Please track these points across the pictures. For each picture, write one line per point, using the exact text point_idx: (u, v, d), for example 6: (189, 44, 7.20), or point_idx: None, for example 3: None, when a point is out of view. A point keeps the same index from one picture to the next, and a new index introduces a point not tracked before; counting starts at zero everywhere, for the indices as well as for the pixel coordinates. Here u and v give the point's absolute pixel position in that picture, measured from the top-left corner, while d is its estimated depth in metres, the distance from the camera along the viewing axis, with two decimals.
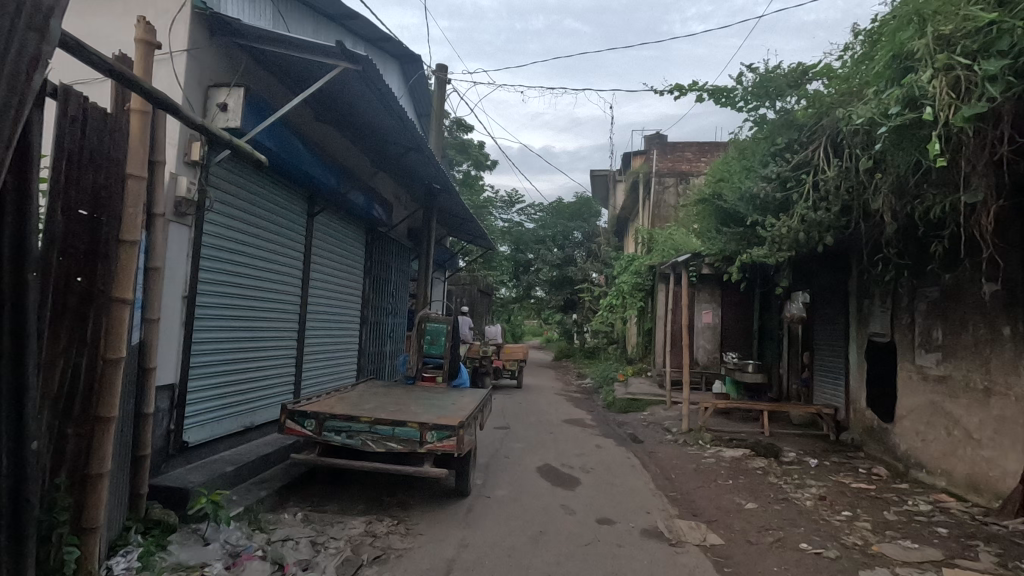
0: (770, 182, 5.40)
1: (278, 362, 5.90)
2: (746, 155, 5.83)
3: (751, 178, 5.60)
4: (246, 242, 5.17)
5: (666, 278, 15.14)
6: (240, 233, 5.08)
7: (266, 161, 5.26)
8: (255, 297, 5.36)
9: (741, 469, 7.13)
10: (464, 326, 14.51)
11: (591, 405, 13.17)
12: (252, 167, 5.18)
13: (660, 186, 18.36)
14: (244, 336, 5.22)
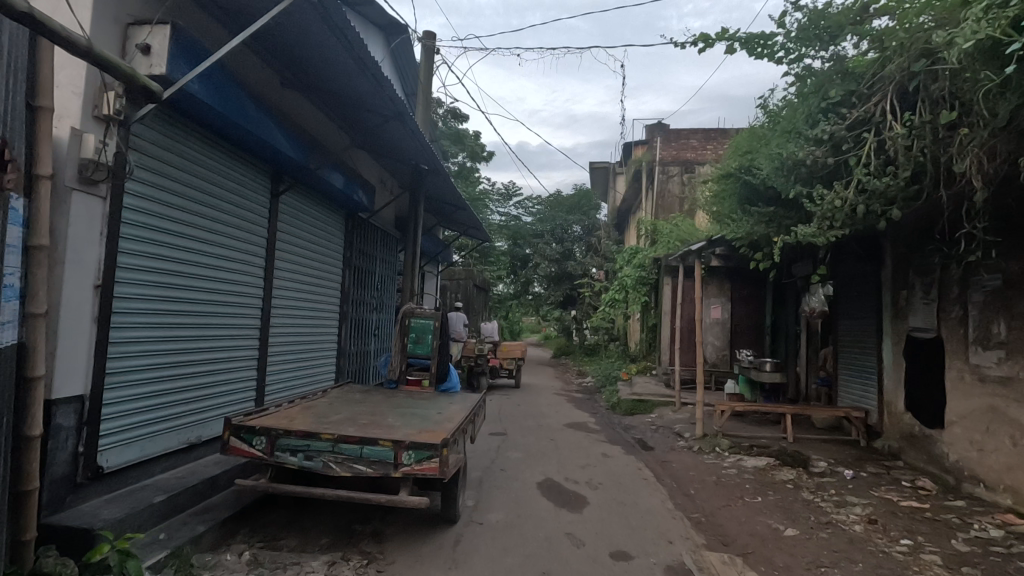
0: (817, 147, 4.62)
1: (231, 364, 5.04)
2: (785, 120, 5.05)
3: (794, 143, 4.82)
4: (185, 221, 4.31)
5: (672, 271, 14.31)
6: (176, 209, 4.21)
7: (209, 124, 4.39)
8: (197, 287, 4.50)
9: (769, 483, 6.31)
10: (458, 322, 13.69)
11: (594, 407, 12.35)
12: (190, 131, 4.31)
13: (664, 175, 17.52)
14: (185, 334, 4.36)
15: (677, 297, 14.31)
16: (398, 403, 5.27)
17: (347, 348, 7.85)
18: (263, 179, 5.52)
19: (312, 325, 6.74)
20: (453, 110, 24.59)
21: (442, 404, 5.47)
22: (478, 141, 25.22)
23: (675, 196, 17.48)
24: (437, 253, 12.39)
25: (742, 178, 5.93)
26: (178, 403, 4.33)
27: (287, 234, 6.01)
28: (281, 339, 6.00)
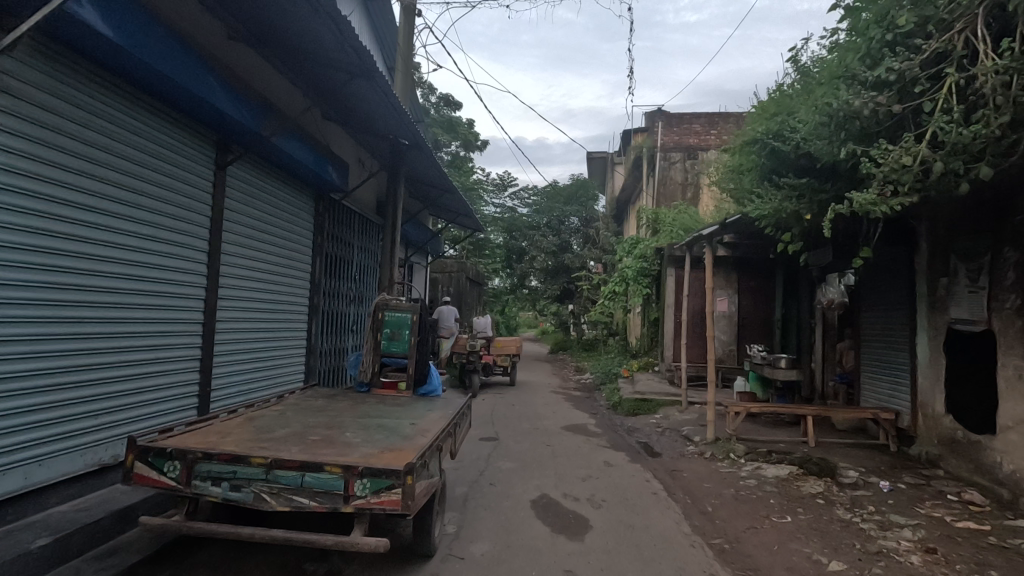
0: (879, 93, 4.11)
1: (151, 361, 4.27)
2: (833, 69, 4.52)
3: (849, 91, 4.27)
4: (74, 182, 3.53)
5: (675, 261, 13.52)
6: (59, 168, 3.44)
7: (111, 65, 3.60)
8: (95, 265, 3.73)
9: (795, 496, 5.54)
10: (449, 316, 12.90)
11: (594, 406, 11.56)
12: (79, 73, 3.52)
13: (665, 162, 16.71)
14: (77, 324, 3.58)
15: (681, 289, 13.52)
16: (366, 411, 4.46)
17: (320, 345, 7.08)
18: (200, 145, 4.75)
19: (274, 318, 6.01)
20: (445, 97, 23.78)
21: (418, 411, 4.66)
22: (472, 129, 24.38)
23: (678, 183, 16.67)
24: (425, 243, 11.55)
25: (769, 146, 5.14)
26: (74, 408, 3.58)
27: (236, 213, 5.27)
28: (233, 332, 5.27)
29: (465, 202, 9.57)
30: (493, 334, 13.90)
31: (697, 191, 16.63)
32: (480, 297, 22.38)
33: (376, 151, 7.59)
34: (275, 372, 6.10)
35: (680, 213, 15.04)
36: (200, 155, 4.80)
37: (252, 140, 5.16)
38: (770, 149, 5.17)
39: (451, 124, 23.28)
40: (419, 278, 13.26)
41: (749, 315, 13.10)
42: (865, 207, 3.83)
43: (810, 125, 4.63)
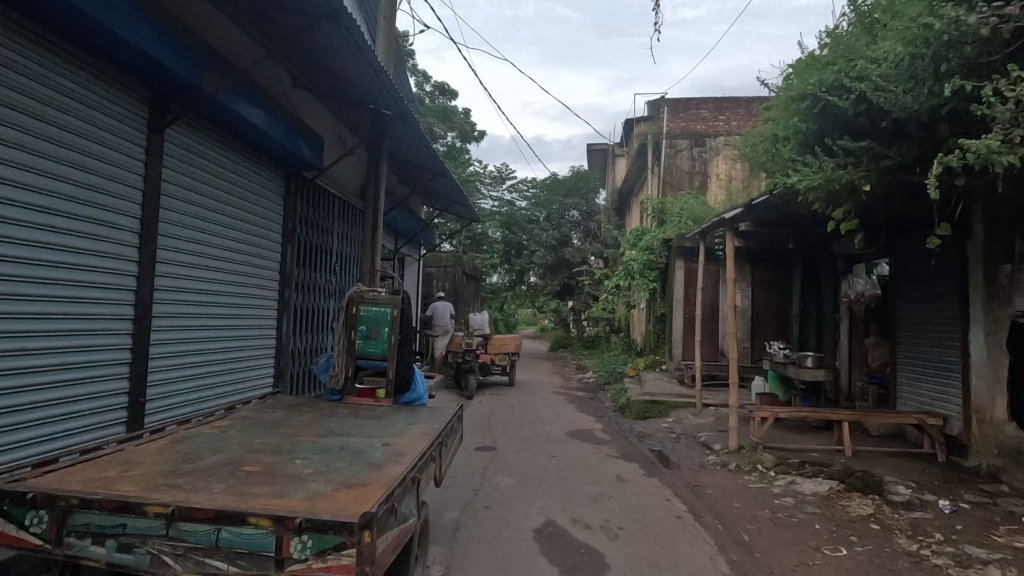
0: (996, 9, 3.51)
1: (61, 366, 3.43)
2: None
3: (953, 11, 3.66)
4: None
5: (684, 253, 12.70)
6: None
7: None
8: None
9: (844, 520, 4.73)
10: (444, 312, 12.18)
11: (599, 408, 10.75)
12: None
13: (671, 149, 15.90)
14: None
15: (690, 282, 12.69)
16: (330, 425, 3.62)
17: (291, 345, 6.26)
18: (129, 101, 3.92)
19: (231, 314, 5.19)
20: (441, 86, 22.91)
21: (397, 424, 3.82)
22: (469, 119, 23.54)
23: (684, 172, 15.86)
24: (415, 233, 10.71)
25: (825, 98, 4.58)
26: None
27: (181, 187, 4.45)
28: (175, 331, 4.45)
29: (456, 186, 8.77)
30: (491, 332, 13.05)
31: (704, 180, 15.81)
32: (478, 293, 21.58)
33: (353, 122, 6.76)
34: (234, 378, 5.27)
35: (687, 203, 14.22)
36: (131, 114, 3.97)
37: (198, 100, 4.33)
38: (825, 104, 4.60)
39: (446, 113, 22.71)
40: (410, 272, 12.49)
41: (763, 310, 12.29)
42: (989, 157, 3.34)
43: (893, 59, 4.08)
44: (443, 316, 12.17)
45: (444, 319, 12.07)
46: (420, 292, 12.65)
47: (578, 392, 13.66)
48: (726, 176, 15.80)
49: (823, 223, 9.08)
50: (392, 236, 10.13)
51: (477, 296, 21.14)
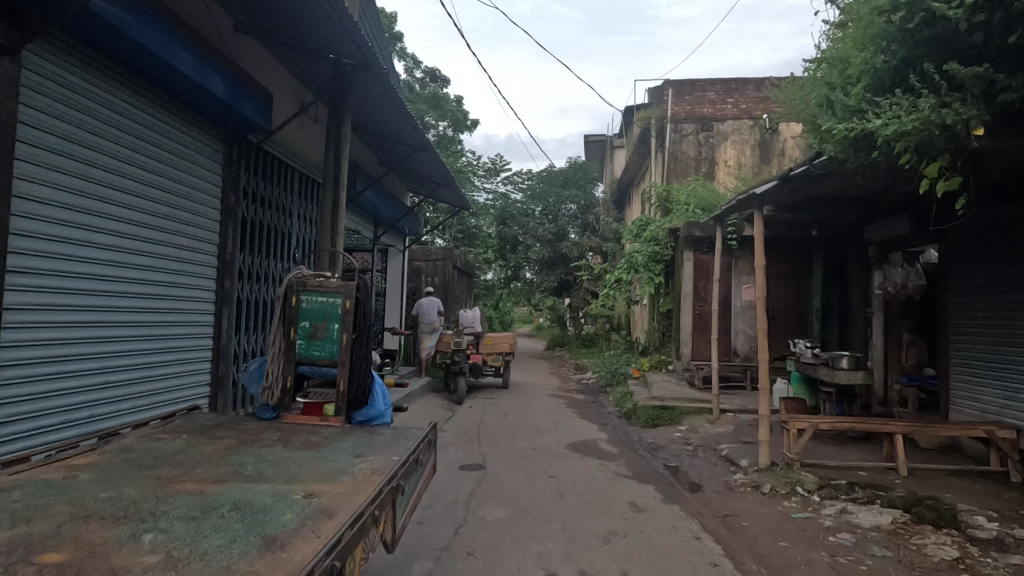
0: None
1: None
2: None
3: None
4: None
5: (694, 244, 11.65)
6: None
7: None
8: None
9: (926, 569, 3.69)
10: (430, 310, 10.97)
11: (602, 414, 9.73)
12: None
13: (677, 134, 14.88)
14: None
15: (700, 275, 11.65)
16: (240, 462, 2.55)
17: (212, 342, 5.22)
18: None
19: (119, 301, 4.10)
20: (430, 71, 21.76)
21: (339, 458, 2.75)
22: (461, 107, 22.41)
23: (690, 159, 14.82)
24: (396, 220, 9.61)
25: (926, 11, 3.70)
26: None
27: (26, 125, 3.39)
28: (28, 319, 3.41)
29: (440, 159, 7.71)
30: (482, 329, 11.86)
31: (712, 167, 14.76)
32: (471, 290, 20.53)
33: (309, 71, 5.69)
34: (128, 384, 4.22)
35: (695, 190, 13.16)
36: None
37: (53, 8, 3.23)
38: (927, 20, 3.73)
39: (435, 100, 21.57)
40: (392, 265, 11.39)
41: (780, 306, 11.30)
42: None
43: None
44: (428, 314, 10.97)
45: (430, 318, 10.91)
46: (405, 285, 11.49)
47: (578, 394, 12.63)
48: (735, 162, 14.76)
49: (855, 206, 8.08)
50: (368, 223, 9.03)
51: (470, 292, 20.08)
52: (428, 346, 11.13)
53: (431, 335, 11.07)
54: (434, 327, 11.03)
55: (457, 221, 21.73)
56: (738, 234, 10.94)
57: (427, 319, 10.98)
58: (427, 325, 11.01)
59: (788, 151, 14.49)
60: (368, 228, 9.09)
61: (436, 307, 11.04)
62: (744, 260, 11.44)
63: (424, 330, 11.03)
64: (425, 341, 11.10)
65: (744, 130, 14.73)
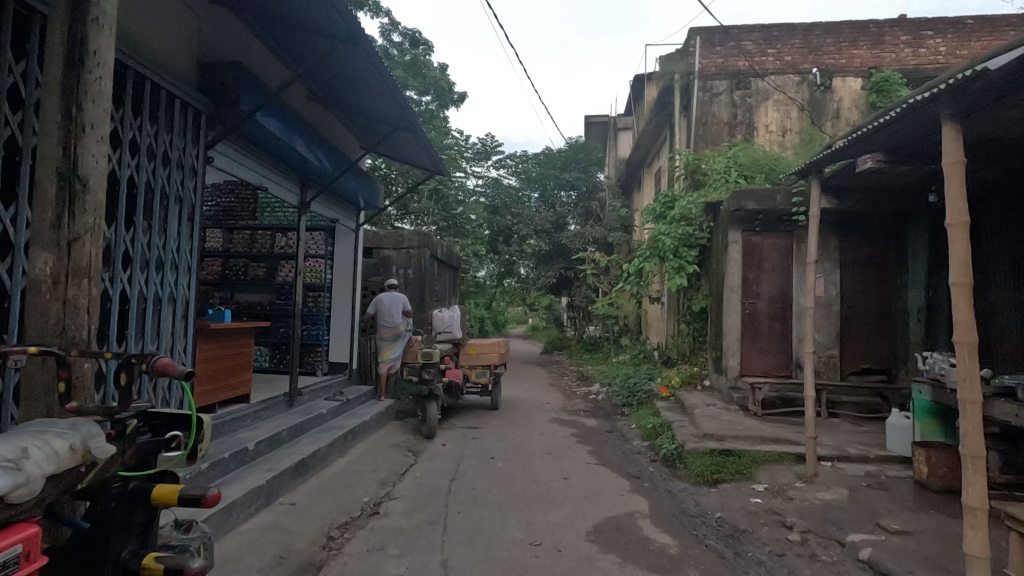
0: None
1: None
2: None
3: None
4: None
5: (742, 221, 8.85)
6: None
7: None
8: None
9: None
10: (388, 308, 8.11)
11: (629, 456, 6.93)
12: None
13: (705, 93, 12.15)
14: None
15: (750, 263, 8.85)
16: None
17: None
18: None
19: None
20: (412, 34, 18.92)
21: None
22: (446, 76, 19.55)
23: (723, 123, 12.07)
24: (334, 177, 6.63)
25: None
26: None
27: None
28: None
29: (375, 56, 4.78)
30: (465, 335, 8.99)
31: (749, 132, 12.01)
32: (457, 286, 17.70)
33: None
34: None
35: (736, 155, 10.37)
36: None
37: None
38: None
39: (415, 67, 18.69)
40: (339, 248, 8.48)
41: (857, 304, 8.56)
42: None
43: None
44: (384, 314, 8.10)
45: (387, 318, 8.08)
46: (359, 275, 8.57)
47: (587, 418, 9.84)
48: (779, 127, 11.98)
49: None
50: (282, 178, 6.03)
51: (456, 289, 17.24)
52: (390, 360, 8.22)
53: (392, 344, 8.18)
54: (395, 330, 8.15)
55: (441, 208, 18.87)
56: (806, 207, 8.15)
57: (383, 320, 8.10)
58: (385, 329, 8.13)
59: (844, 113, 11.73)
60: (283, 185, 6.10)
61: (400, 305, 8.16)
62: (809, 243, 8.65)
63: (381, 337, 8.15)
64: (384, 354, 8.19)
65: (790, 87, 11.97)
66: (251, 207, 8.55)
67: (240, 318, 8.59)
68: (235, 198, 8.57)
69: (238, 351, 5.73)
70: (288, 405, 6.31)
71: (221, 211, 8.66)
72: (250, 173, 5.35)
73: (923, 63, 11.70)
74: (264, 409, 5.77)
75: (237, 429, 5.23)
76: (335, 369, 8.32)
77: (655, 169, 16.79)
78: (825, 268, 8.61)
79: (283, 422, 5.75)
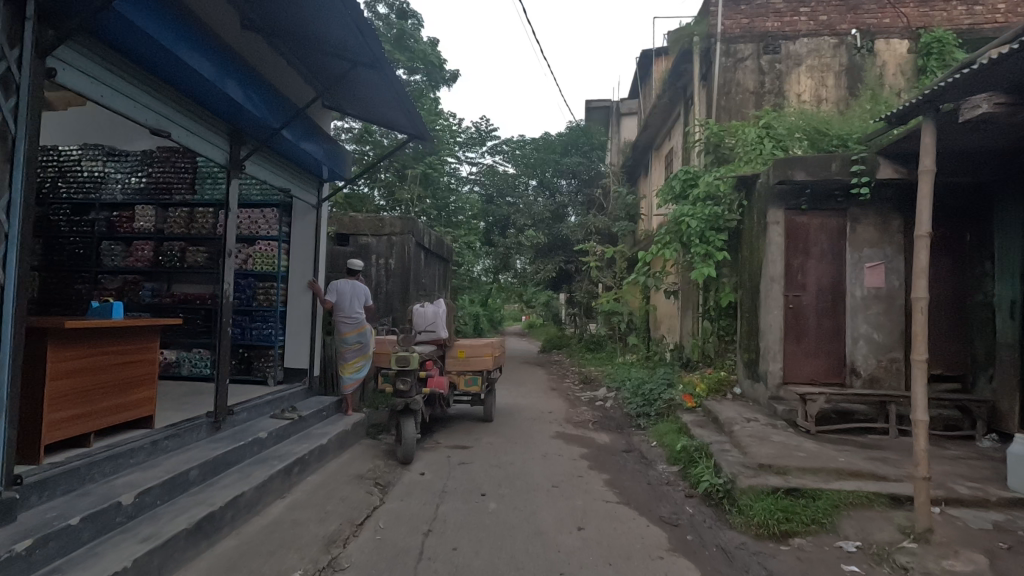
0: None
1: None
2: None
3: None
4: None
5: (783, 197, 7.40)
6: None
7: None
8: None
9: None
10: (347, 301, 6.54)
11: (659, 490, 5.45)
12: None
13: (729, 58, 10.65)
14: None
15: (794, 248, 7.39)
16: None
17: None
18: None
19: None
20: (400, 6, 17.32)
21: None
22: (436, 52, 18.01)
23: (749, 93, 10.57)
24: (273, 129, 5.06)
25: None
26: None
27: None
28: None
29: None
30: (449, 333, 7.46)
31: (779, 102, 10.51)
32: (449, 280, 16.20)
33: None
34: None
35: (769, 123, 8.88)
36: None
37: None
38: None
39: (403, 42, 17.08)
40: (296, 229, 6.95)
41: (925, 297, 7.08)
42: None
43: None
44: (343, 308, 6.53)
45: (347, 313, 6.51)
46: (322, 251, 6.96)
47: (597, 431, 8.39)
48: (813, 96, 10.49)
49: None
50: (192, 123, 4.46)
51: (447, 283, 15.78)
52: (354, 366, 6.65)
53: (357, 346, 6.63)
54: (358, 328, 6.59)
55: (431, 195, 17.38)
56: (869, 176, 6.66)
57: (342, 316, 6.51)
58: (344, 328, 6.54)
59: (889, 79, 10.24)
60: (195, 133, 4.53)
61: (363, 296, 6.63)
62: (866, 223, 7.17)
63: (340, 338, 6.55)
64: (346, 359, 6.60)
65: (825, 51, 10.48)
66: (189, 178, 7.02)
67: (175, 313, 7.03)
68: (169, 168, 7.04)
69: (139, 360, 4.18)
70: (213, 428, 4.76)
71: (151, 184, 7.08)
72: (125, 102, 3.77)
73: (979, 22, 10.22)
74: (171, 438, 4.22)
75: (119, 471, 3.68)
76: (292, 376, 6.80)
77: (665, 151, 15.32)
78: (886, 253, 7.13)
79: (198, 456, 4.20)
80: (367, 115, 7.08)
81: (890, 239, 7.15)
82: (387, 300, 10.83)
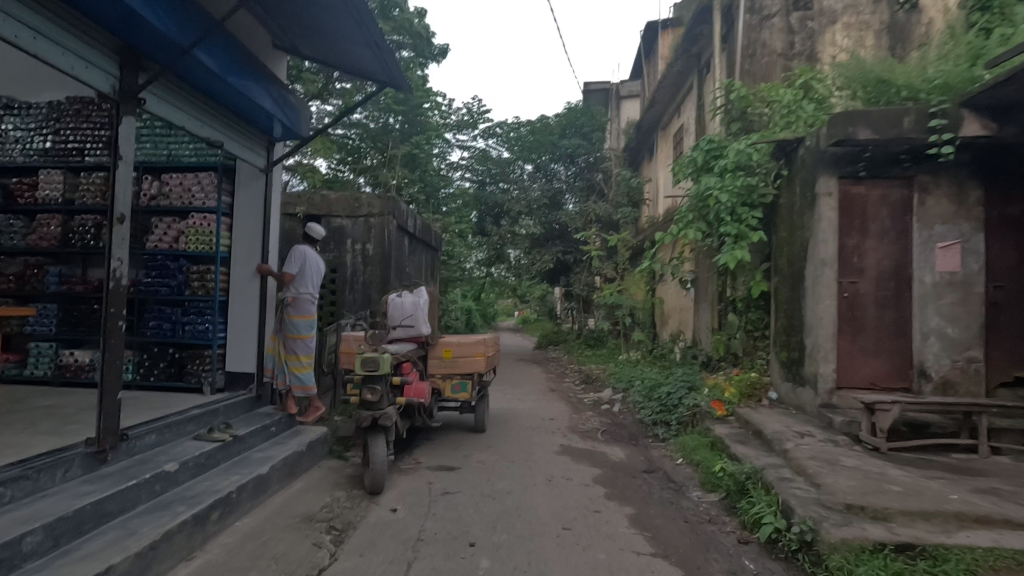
0: None
1: None
2: None
3: None
4: None
5: (836, 163, 6.12)
6: None
7: None
8: None
9: None
10: (313, 275, 5.19)
11: (702, 531, 4.20)
12: None
13: (754, 14, 9.33)
14: None
15: (849, 225, 6.13)
16: None
17: None
18: None
19: None
20: None
21: None
22: (423, 23, 16.65)
23: (776, 56, 9.17)
24: (184, 51, 3.68)
25: None
26: None
27: None
28: None
29: None
30: (430, 329, 6.10)
31: (811, 65, 9.22)
32: (437, 271, 14.86)
33: None
34: None
35: (808, 84, 7.59)
36: None
37: None
38: None
39: (386, 12, 15.78)
40: (240, 199, 5.59)
41: (1009, 283, 5.84)
42: None
43: None
44: (311, 286, 5.18)
45: (317, 293, 5.18)
46: (275, 213, 5.63)
47: (609, 444, 7.13)
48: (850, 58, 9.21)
49: None
50: (45, 24, 3.06)
51: (436, 274, 14.48)
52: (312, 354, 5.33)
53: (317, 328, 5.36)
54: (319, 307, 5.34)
55: (418, 180, 16.04)
56: (952, 132, 5.35)
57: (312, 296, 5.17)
58: (310, 309, 5.18)
59: (937, 38, 8.99)
60: (55, 41, 3.14)
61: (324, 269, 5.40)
62: (938, 194, 5.90)
63: (303, 323, 5.13)
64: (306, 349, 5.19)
65: (864, 7, 9.19)
66: (107, 137, 5.58)
67: (90, 305, 5.71)
68: (83, 124, 5.58)
69: None
70: (95, 462, 3.42)
71: (59, 142, 5.62)
72: None
73: None
74: (10, 484, 2.88)
75: None
76: (236, 382, 5.47)
77: (674, 129, 14.02)
78: (962, 230, 5.87)
79: (49, 511, 2.85)
80: (327, 55, 5.72)
81: (967, 214, 5.89)
82: (365, 291, 9.48)
